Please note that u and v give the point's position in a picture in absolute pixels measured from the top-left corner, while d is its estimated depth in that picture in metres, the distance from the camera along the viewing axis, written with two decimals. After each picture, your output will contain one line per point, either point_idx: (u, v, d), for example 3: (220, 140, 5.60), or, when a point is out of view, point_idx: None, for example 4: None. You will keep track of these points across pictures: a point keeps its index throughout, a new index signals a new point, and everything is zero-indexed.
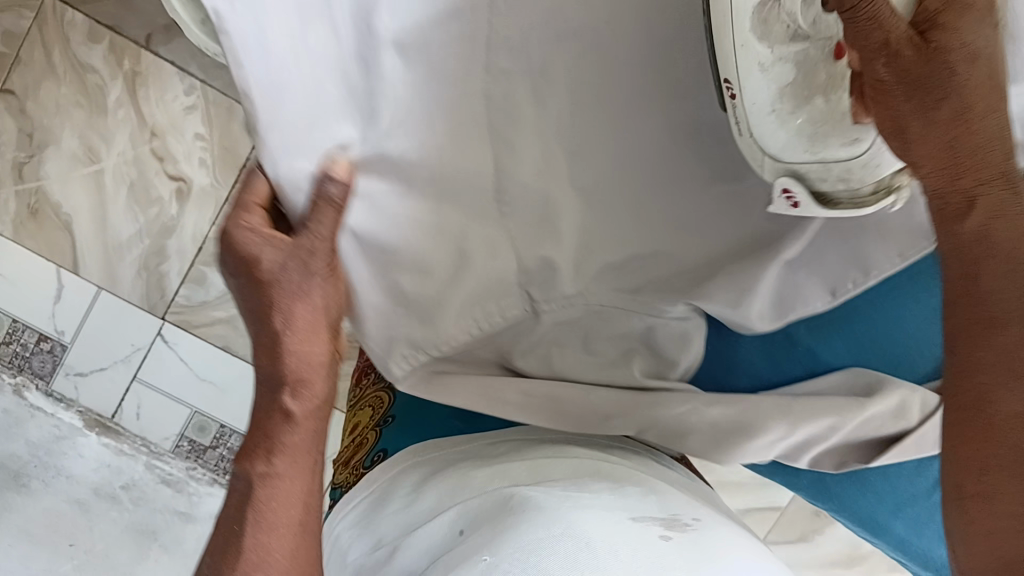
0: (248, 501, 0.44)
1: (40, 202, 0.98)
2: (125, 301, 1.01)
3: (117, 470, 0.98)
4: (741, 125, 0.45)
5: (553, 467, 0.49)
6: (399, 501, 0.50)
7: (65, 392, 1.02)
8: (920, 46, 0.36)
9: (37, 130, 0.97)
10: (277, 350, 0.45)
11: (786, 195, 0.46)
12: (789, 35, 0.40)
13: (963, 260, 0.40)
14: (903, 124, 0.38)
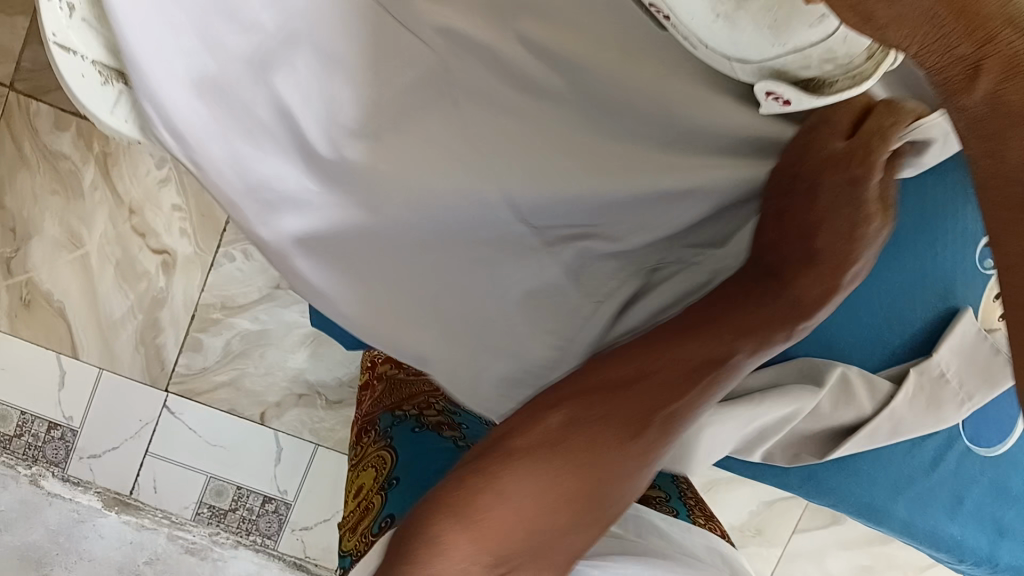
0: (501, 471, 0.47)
1: (32, 293, 1.00)
2: (127, 377, 1.02)
3: (139, 546, 1.01)
4: (690, 38, 0.38)
5: (582, 540, 0.50)
6: None
7: (80, 475, 1.04)
8: None
9: (19, 223, 0.98)
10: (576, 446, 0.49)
11: (772, 94, 0.39)
12: None
13: (983, 139, 0.29)
14: (865, 10, 0.27)
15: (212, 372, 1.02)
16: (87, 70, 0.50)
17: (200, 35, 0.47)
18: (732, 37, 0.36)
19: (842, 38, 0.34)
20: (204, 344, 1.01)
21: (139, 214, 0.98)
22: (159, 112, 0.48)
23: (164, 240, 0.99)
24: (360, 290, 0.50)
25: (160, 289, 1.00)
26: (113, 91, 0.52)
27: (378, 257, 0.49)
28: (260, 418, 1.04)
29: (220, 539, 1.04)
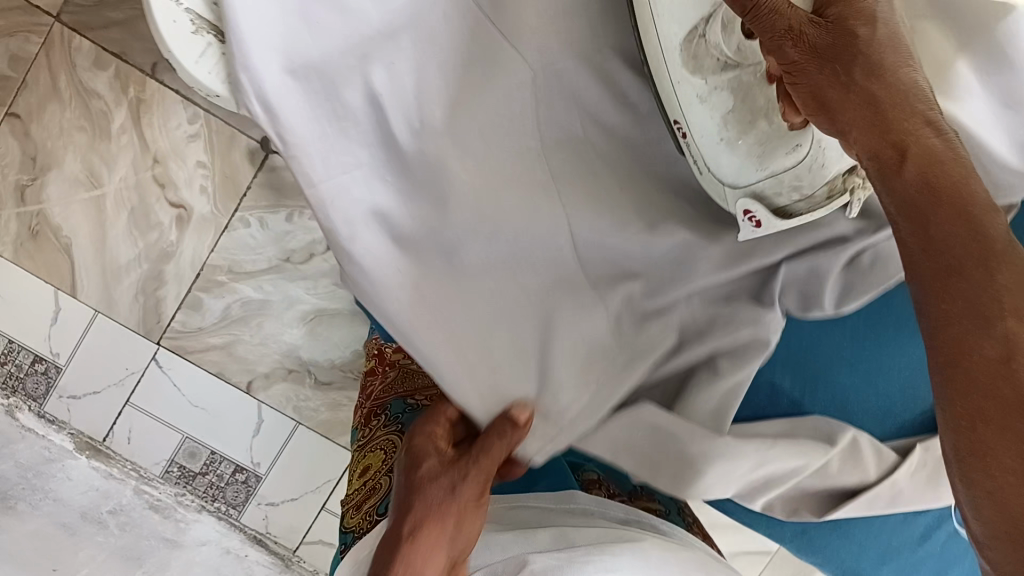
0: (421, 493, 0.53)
1: (41, 224, 0.99)
2: (121, 324, 1.01)
3: (105, 496, 0.98)
4: (699, 161, 0.57)
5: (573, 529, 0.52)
6: None
7: (56, 414, 1.03)
8: (822, 24, 0.46)
9: (40, 153, 0.97)
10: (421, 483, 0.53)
11: (748, 216, 0.57)
12: (720, 66, 0.52)
13: (911, 212, 0.45)
14: (822, 96, 0.47)
15: (207, 334, 1.02)
16: (183, 17, 0.53)
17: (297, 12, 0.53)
18: (736, 160, 0.55)
19: (806, 168, 0.54)
20: (204, 305, 1.01)
21: (163, 164, 0.98)
22: (252, 81, 0.53)
23: (183, 194, 0.99)
24: (448, 281, 0.57)
25: (170, 243, 1.00)
26: (200, 41, 0.54)
27: (488, 264, 0.58)
28: (247, 387, 1.03)
29: (185, 500, 1.03)
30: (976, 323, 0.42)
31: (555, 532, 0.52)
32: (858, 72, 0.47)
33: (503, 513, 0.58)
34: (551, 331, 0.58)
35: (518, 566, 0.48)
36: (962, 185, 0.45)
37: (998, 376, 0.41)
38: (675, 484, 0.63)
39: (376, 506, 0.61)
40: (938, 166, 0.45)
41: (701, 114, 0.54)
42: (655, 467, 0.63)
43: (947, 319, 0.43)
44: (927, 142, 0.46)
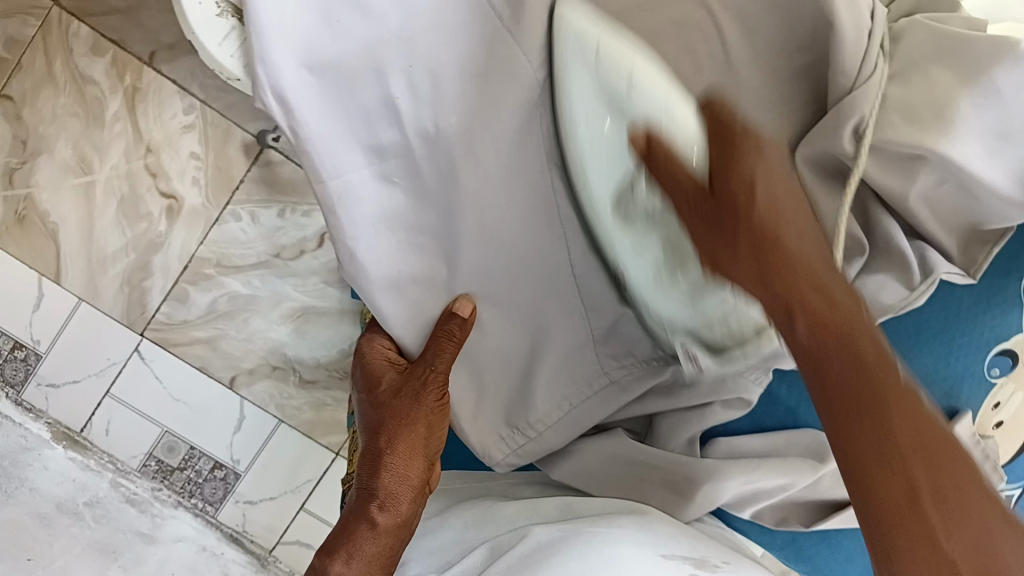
0: (381, 484, 0.59)
1: (29, 209, 0.98)
2: (105, 314, 1.00)
3: (81, 487, 0.94)
4: (643, 296, 0.60)
5: (582, 507, 0.58)
6: (428, 526, 0.63)
7: (35, 403, 1.01)
8: (710, 192, 0.41)
9: (33, 137, 0.96)
10: (378, 461, 0.60)
11: (690, 356, 0.60)
12: (649, 223, 0.53)
13: (823, 337, 0.39)
14: (716, 258, 0.43)
15: (192, 327, 1.01)
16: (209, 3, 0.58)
17: (321, 13, 0.53)
18: (673, 300, 0.57)
19: (733, 316, 0.54)
20: (190, 298, 1.00)
21: (156, 154, 0.97)
22: (268, 76, 0.53)
23: (175, 185, 0.98)
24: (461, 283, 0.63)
25: (159, 234, 0.99)
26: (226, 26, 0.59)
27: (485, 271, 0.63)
28: (229, 382, 1.02)
29: (162, 495, 1.01)
30: (872, 417, 0.37)
31: (559, 504, 0.59)
32: (735, 208, 0.40)
33: (512, 489, 0.67)
34: (539, 363, 0.65)
35: (520, 537, 0.53)
36: (882, 356, 0.38)
37: (914, 492, 0.36)
38: (669, 504, 0.64)
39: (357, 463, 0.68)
40: (830, 314, 0.39)
41: (637, 258, 0.56)
42: (642, 491, 0.65)
43: (867, 479, 0.37)
44: (817, 289, 0.39)
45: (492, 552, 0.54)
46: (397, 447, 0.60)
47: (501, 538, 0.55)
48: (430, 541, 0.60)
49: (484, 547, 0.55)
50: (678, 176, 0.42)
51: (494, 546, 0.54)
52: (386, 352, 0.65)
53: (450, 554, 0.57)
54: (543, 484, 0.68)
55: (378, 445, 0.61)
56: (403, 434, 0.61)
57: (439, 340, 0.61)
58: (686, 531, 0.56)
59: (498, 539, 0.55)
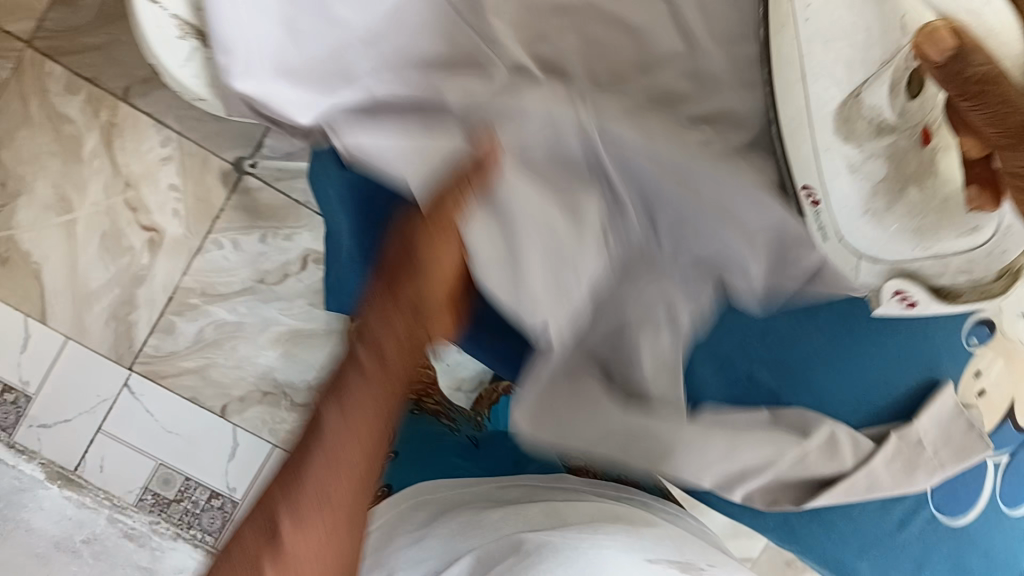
0: (364, 333, 0.49)
1: (11, 251, 0.97)
2: (92, 350, 1.00)
3: (78, 523, 1.00)
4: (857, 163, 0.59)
5: (572, 515, 0.57)
6: (411, 530, 0.59)
7: (26, 444, 1.00)
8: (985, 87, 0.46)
9: (10, 178, 0.96)
10: (372, 302, 0.50)
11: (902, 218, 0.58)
12: (953, 46, 0.47)
13: None
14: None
15: (181, 358, 1.01)
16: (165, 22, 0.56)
17: None
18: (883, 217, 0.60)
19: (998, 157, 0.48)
20: (177, 329, 1.01)
21: (134, 188, 0.98)
22: None
23: (155, 218, 0.98)
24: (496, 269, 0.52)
25: (143, 267, 0.99)
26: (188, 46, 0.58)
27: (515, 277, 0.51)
28: (221, 410, 1.02)
29: (160, 529, 1.01)
30: None
31: (545, 508, 0.58)
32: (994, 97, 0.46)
33: (495, 493, 0.64)
34: None
35: (518, 548, 0.51)
36: None
37: None
38: (624, 451, 0.62)
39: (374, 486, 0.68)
40: None
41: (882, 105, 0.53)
42: (624, 447, 0.62)
43: None
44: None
45: (482, 563, 0.52)
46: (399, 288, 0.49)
47: (486, 551, 0.53)
48: (412, 550, 0.57)
49: (473, 555, 0.53)
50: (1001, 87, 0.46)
51: (482, 555, 0.53)
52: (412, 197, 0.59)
53: (433, 561, 0.55)
54: (524, 483, 0.65)
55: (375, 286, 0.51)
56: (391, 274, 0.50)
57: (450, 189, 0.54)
58: (673, 539, 0.56)
59: (487, 548, 0.53)
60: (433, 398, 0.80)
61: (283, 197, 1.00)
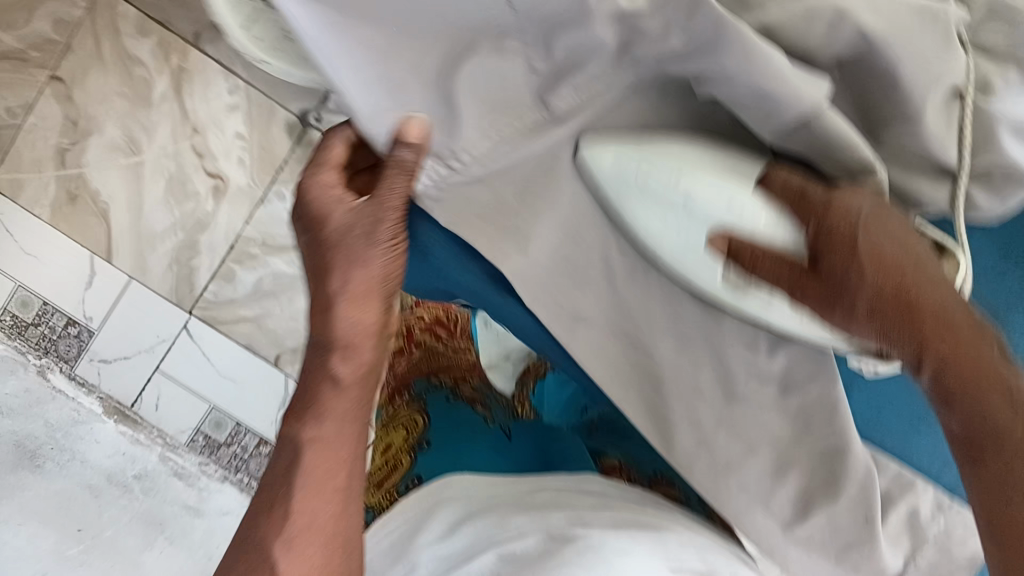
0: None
1: (80, 188, 0.99)
2: (154, 291, 1.02)
3: (130, 459, 0.99)
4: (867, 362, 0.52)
5: (596, 513, 0.46)
6: (433, 533, 0.47)
7: (88, 377, 1.04)
8: (812, 273, 0.44)
9: (82, 118, 0.98)
10: None
11: None
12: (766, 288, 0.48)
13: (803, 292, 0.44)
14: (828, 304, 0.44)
15: (238, 305, 1.02)
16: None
17: None
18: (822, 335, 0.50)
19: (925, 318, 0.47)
20: (236, 276, 1.01)
21: (201, 134, 0.98)
22: None
23: (220, 165, 0.98)
24: None
25: (206, 213, 1.00)
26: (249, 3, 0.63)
27: None
28: (274, 359, 1.04)
29: (208, 469, 1.03)
30: (1000, 410, 0.41)
31: (555, 494, 0.51)
32: (790, 274, 0.44)
33: (523, 495, 0.51)
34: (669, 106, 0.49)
35: (565, 540, 0.42)
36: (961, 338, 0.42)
37: (1002, 438, 0.41)
38: (618, 490, 0.54)
39: (396, 487, 0.59)
40: (828, 290, 0.43)
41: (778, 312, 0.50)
42: (623, 492, 0.54)
43: (963, 396, 0.42)
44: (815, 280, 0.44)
45: (509, 557, 0.42)
46: None
47: (514, 547, 0.43)
48: (434, 547, 0.46)
49: (475, 527, 0.46)
50: (769, 260, 0.44)
51: (504, 554, 0.42)
52: (330, 158, 0.53)
53: (459, 551, 0.44)
54: (555, 487, 0.52)
55: None
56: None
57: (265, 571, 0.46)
58: (699, 545, 0.47)
59: (513, 545, 0.43)
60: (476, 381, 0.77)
61: None
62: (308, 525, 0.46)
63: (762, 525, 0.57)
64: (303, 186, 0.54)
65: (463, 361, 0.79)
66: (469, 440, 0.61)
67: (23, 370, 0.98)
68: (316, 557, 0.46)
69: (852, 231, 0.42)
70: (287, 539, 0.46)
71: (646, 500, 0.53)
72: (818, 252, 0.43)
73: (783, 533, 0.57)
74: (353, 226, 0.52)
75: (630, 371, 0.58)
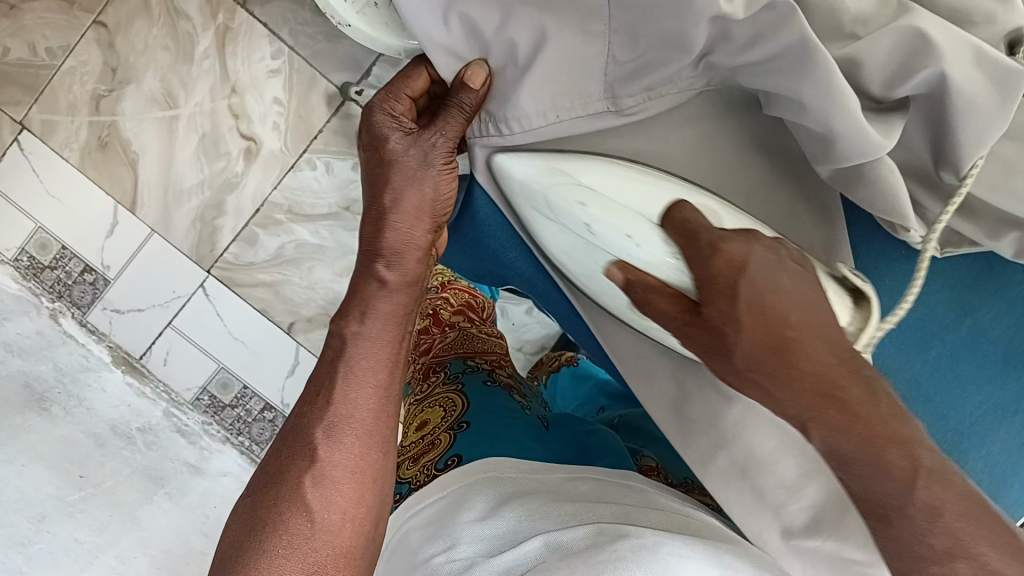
0: (273, 500, 0.49)
1: (111, 136, 0.99)
2: (173, 247, 1.02)
3: (137, 412, 0.99)
4: None
5: (641, 515, 0.51)
6: (475, 513, 0.52)
7: (98, 325, 1.04)
8: (699, 315, 0.44)
9: (122, 66, 0.97)
10: (312, 517, 0.49)
11: None
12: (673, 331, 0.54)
13: (703, 345, 0.45)
14: (716, 351, 0.44)
15: (257, 270, 1.02)
16: None
17: None
18: None
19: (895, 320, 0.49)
20: (259, 241, 1.01)
21: (239, 95, 0.97)
22: None
23: (255, 128, 0.98)
24: None
25: (235, 174, 0.99)
26: None
27: None
28: (288, 328, 1.04)
29: (211, 430, 1.04)
30: (876, 468, 0.40)
31: (595, 487, 0.56)
32: (688, 315, 0.45)
33: (563, 485, 0.56)
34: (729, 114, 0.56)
35: (616, 536, 0.46)
36: (825, 371, 0.41)
37: (890, 455, 0.40)
38: (649, 484, 0.59)
39: (436, 462, 0.63)
40: (717, 337, 0.44)
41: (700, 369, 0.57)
42: (656, 487, 0.59)
43: (866, 436, 0.40)
44: (702, 325, 0.44)
45: (559, 545, 0.46)
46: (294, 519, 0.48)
47: (562, 535, 0.47)
48: (478, 525, 0.50)
49: (514, 513, 0.51)
50: (663, 299, 0.46)
51: (553, 542, 0.47)
52: (405, 87, 0.57)
53: (504, 537, 0.49)
54: (599, 478, 0.57)
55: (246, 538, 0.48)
56: (269, 510, 0.49)
57: (284, 507, 0.49)
58: (748, 556, 0.52)
59: (560, 534, 0.47)
60: (506, 369, 0.80)
61: None
62: (343, 443, 0.52)
63: (766, 521, 0.59)
64: (370, 109, 0.58)
65: (493, 348, 0.82)
66: (508, 432, 0.64)
67: (37, 314, 0.98)
68: (356, 464, 0.52)
69: (730, 282, 0.43)
70: (332, 428, 0.52)
71: (672, 498, 0.58)
72: (699, 295, 0.44)
73: (782, 541, 0.58)
74: (409, 152, 0.56)
75: (667, 363, 0.63)
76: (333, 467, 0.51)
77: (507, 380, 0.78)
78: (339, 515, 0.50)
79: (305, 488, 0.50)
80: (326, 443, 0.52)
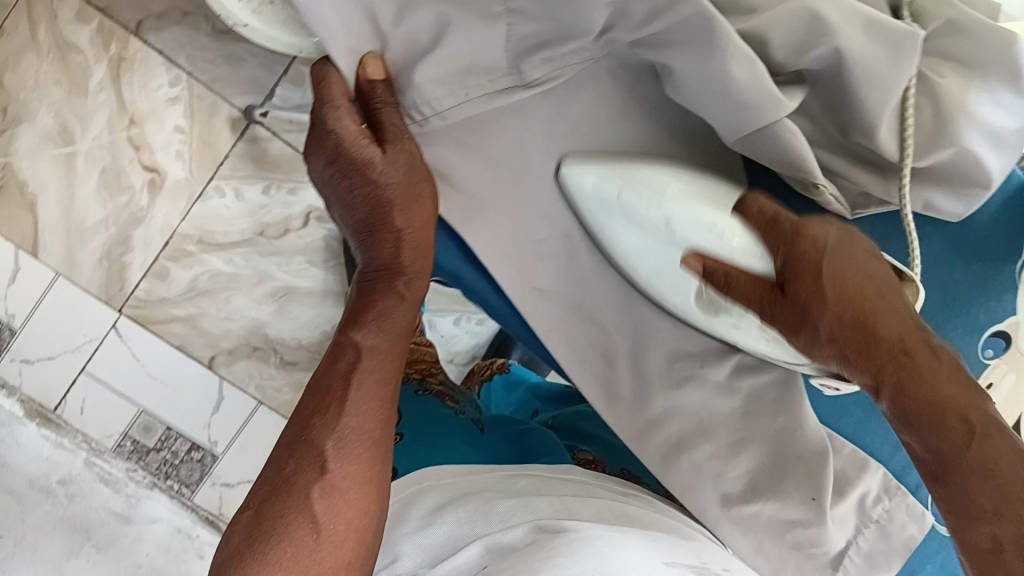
0: (269, 519, 0.45)
1: (7, 177, 0.95)
2: (81, 289, 0.98)
3: (54, 464, 0.96)
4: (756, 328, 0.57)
5: (579, 508, 0.50)
6: (415, 522, 0.50)
7: (6, 377, 1.00)
8: (782, 296, 0.46)
9: (13, 104, 0.94)
10: (320, 529, 0.45)
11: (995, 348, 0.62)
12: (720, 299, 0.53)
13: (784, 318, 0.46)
14: (799, 317, 0.46)
15: (171, 305, 0.99)
16: None
17: None
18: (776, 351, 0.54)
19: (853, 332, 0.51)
20: (170, 275, 0.98)
21: (139, 126, 0.94)
22: None
23: (158, 158, 0.95)
24: None
25: (140, 209, 0.96)
26: None
27: None
28: (208, 362, 1.01)
29: (137, 476, 1.00)
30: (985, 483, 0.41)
31: (534, 483, 0.54)
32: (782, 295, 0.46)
33: (501, 482, 0.55)
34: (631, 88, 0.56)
35: (556, 531, 0.44)
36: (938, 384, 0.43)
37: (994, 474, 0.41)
38: (587, 474, 0.58)
39: None
40: (802, 305, 0.45)
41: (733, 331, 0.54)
42: (596, 478, 0.58)
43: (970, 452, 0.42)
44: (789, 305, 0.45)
45: (495, 548, 0.44)
46: (303, 532, 0.44)
47: (501, 538, 0.45)
48: (418, 535, 0.48)
49: (456, 514, 0.48)
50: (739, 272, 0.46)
51: (490, 546, 0.44)
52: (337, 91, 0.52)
53: (439, 546, 0.46)
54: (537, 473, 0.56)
55: (242, 549, 0.44)
56: (274, 519, 0.45)
57: (287, 520, 0.45)
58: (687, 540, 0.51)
59: (497, 537, 0.45)
60: (437, 376, 0.79)
61: (293, 150, 0.96)
62: (349, 454, 0.48)
63: (704, 497, 0.60)
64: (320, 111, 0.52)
65: (424, 356, 0.81)
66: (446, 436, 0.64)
67: None
68: (363, 477, 0.48)
69: (813, 265, 0.45)
70: (343, 439, 0.48)
71: (612, 487, 0.57)
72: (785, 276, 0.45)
73: (722, 508, 0.60)
74: (394, 160, 0.52)
75: (593, 350, 0.63)
76: (341, 480, 0.47)
77: (439, 387, 0.77)
78: (347, 531, 0.45)
79: (311, 504, 0.45)
80: (335, 451, 0.48)
